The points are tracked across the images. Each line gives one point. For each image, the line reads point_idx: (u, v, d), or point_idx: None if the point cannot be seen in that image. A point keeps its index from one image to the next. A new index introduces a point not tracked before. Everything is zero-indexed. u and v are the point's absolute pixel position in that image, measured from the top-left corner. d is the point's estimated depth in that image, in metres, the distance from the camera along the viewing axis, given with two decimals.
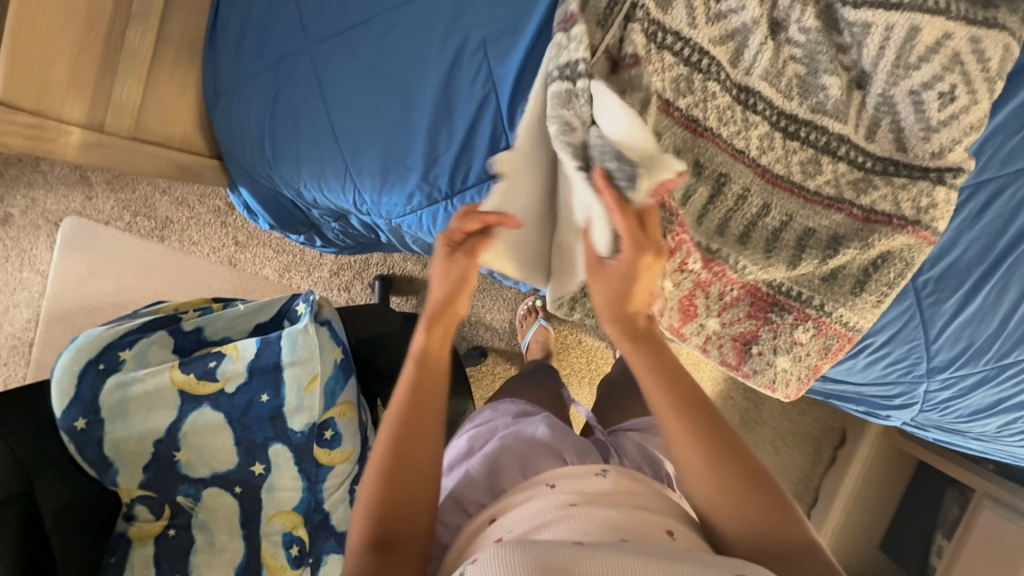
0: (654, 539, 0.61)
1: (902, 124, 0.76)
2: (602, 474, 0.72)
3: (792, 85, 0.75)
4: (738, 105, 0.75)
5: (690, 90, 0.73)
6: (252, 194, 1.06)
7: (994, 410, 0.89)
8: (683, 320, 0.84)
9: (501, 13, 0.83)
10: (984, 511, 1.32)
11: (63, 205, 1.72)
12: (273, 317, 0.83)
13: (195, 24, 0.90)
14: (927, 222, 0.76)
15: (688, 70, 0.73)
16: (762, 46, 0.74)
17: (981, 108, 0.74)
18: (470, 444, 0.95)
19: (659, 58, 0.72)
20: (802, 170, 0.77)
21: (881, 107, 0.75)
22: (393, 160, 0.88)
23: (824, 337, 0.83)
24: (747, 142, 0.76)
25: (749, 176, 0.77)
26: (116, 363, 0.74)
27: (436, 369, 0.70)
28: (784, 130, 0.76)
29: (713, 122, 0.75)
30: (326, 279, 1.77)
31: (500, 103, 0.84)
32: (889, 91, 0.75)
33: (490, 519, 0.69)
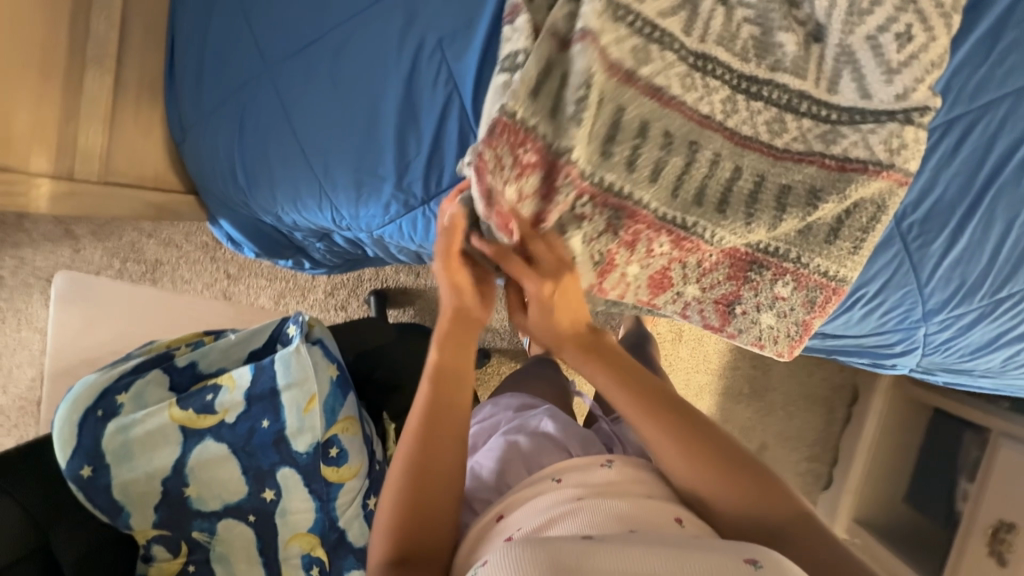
0: (664, 528, 0.63)
1: (864, 71, 0.75)
2: (607, 465, 0.72)
3: (748, 47, 0.77)
4: (695, 73, 0.76)
5: (649, 60, 0.73)
6: (233, 224, 1.06)
7: (996, 345, 0.89)
8: (654, 292, 0.86)
9: (453, 12, 0.83)
10: (1001, 448, 1.32)
11: (52, 261, 1.73)
12: (266, 342, 0.83)
13: (154, 63, 0.90)
14: (900, 164, 0.75)
15: (644, 40, 0.73)
16: (714, 9, 0.77)
17: (940, 44, 0.73)
18: (474, 440, 0.97)
19: (614, 30, 0.72)
20: (768, 129, 0.77)
21: (840, 57, 0.76)
22: (365, 173, 0.89)
23: (807, 290, 0.83)
24: (711, 108, 0.76)
25: (718, 141, 0.77)
26: (114, 408, 0.74)
27: (458, 383, 0.73)
28: (745, 91, 0.77)
29: (676, 89, 0.75)
30: (321, 300, 1.77)
31: (463, 103, 0.85)
32: (846, 41, 0.75)
33: (498, 516, 0.68)
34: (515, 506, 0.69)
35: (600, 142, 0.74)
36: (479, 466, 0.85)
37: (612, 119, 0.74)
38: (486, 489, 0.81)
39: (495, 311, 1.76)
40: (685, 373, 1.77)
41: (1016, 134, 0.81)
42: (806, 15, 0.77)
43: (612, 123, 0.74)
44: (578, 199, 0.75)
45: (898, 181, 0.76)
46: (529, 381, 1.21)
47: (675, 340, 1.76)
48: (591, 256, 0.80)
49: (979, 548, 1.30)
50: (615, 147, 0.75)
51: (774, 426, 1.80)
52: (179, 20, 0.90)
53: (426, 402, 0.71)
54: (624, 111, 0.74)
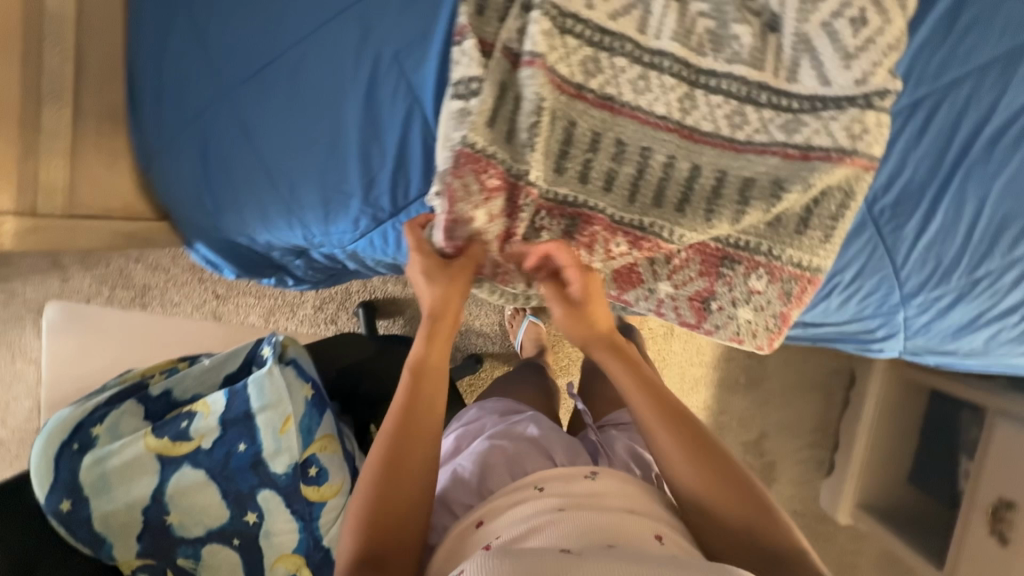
0: (644, 545, 0.64)
1: (822, 58, 0.75)
2: (591, 477, 0.74)
3: (704, 41, 0.78)
4: (650, 72, 0.78)
5: (599, 70, 0.78)
6: (210, 248, 1.06)
7: (977, 324, 0.87)
8: (622, 288, 0.86)
9: (408, 24, 0.83)
10: (997, 427, 1.30)
11: (42, 292, 1.73)
12: (242, 365, 0.83)
13: (114, 91, 0.90)
14: (863, 150, 0.75)
15: (594, 50, 0.77)
16: (666, 7, 0.77)
17: (897, 26, 0.73)
18: (458, 442, 0.95)
19: (563, 43, 0.76)
20: (729, 123, 0.78)
21: (797, 45, 0.75)
22: (331, 191, 0.89)
23: (781, 282, 0.81)
24: (667, 107, 0.78)
25: (672, 142, 0.78)
26: (90, 440, 0.74)
27: (437, 378, 0.73)
28: (703, 86, 0.78)
29: (628, 95, 0.78)
30: (311, 315, 1.77)
31: (425, 114, 0.85)
32: (802, 28, 0.74)
33: (478, 521, 0.71)
34: (495, 514, 0.71)
35: (555, 154, 0.79)
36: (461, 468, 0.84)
37: (564, 134, 0.78)
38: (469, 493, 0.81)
39: (485, 315, 1.76)
40: (679, 367, 1.77)
41: (981, 112, 0.81)
42: (760, 5, 0.77)
43: (565, 136, 0.79)
44: (535, 214, 0.80)
45: (863, 166, 0.76)
46: (518, 386, 1.21)
47: (667, 335, 1.75)
48: (554, 264, 0.82)
49: (981, 528, 1.29)
50: (568, 161, 0.79)
51: (772, 415, 1.79)
52: (135, 47, 0.89)
53: (402, 401, 0.71)
54: (575, 124, 0.78)
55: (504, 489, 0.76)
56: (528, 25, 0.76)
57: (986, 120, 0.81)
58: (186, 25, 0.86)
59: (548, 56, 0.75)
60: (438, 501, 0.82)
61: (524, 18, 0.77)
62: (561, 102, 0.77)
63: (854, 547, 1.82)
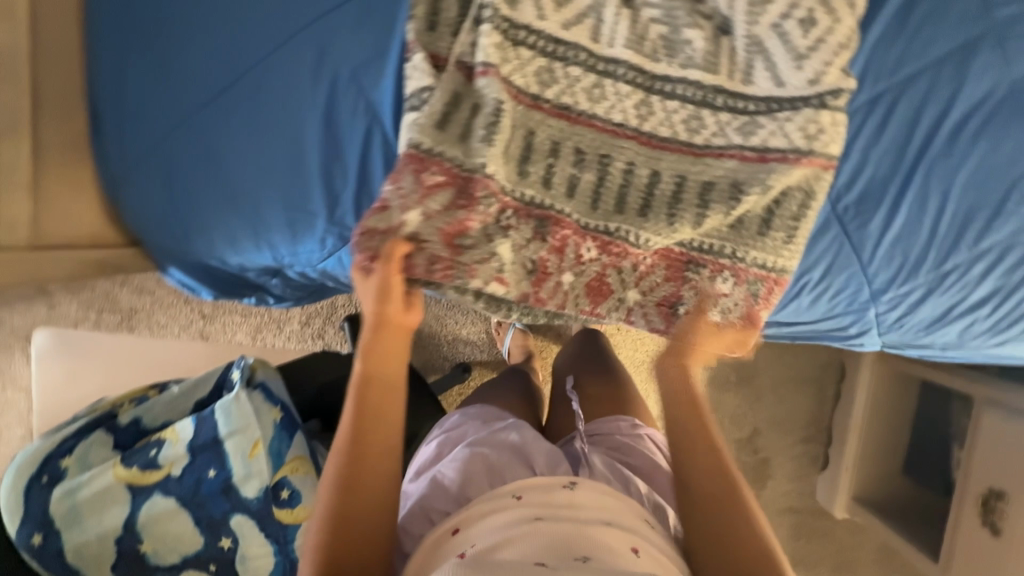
0: (619, 556, 0.65)
1: (775, 60, 0.75)
2: (570, 487, 0.75)
3: (657, 47, 0.77)
4: (604, 80, 0.77)
5: (554, 79, 0.77)
6: (184, 272, 1.06)
7: (948, 318, 0.87)
8: (594, 302, 0.85)
9: (363, 44, 0.83)
10: (985, 417, 1.29)
11: (30, 319, 1.74)
12: (212, 390, 0.83)
13: (75, 121, 0.90)
14: (820, 149, 0.75)
15: (548, 61, 0.76)
16: (618, 13, 0.77)
17: (846, 25, 0.73)
18: (438, 450, 0.94)
19: (516, 55, 0.76)
20: (686, 128, 0.78)
21: (750, 47, 0.75)
22: (297, 212, 0.89)
23: (747, 283, 0.82)
24: (624, 114, 0.78)
25: (631, 149, 0.78)
26: (59, 473, 0.74)
27: (384, 388, 0.70)
28: (659, 92, 0.77)
29: (584, 103, 0.78)
30: (298, 331, 1.78)
31: (385, 131, 0.86)
32: (753, 31, 0.74)
33: (453, 529, 0.72)
34: (471, 521, 0.72)
35: (515, 162, 0.78)
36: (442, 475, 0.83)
37: (524, 142, 0.78)
38: (446, 501, 0.80)
39: (471, 324, 1.75)
40: None
41: (940, 106, 0.80)
42: (711, 9, 0.76)
43: (524, 145, 0.78)
44: (501, 212, 0.78)
45: (820, 166, 0.76)
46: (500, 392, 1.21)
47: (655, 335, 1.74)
48: (524, 264, 0.80)
49: (973, 519, 1.28)
50: (530, 166, 0.79)
51: (764, 412, 1.78)
52: (94, 77, 0.89)
53: (351, 414, 0.69)
54: (534, 133, 0.78)
55: (482, 496, 0.76)
56: (478, 38, 0.75)
57: (945, 114, 0.80)
58: (143, 53, 0.86)
59: (501, 68, 0.75)
60: (413, 506, 0.80)
61: (475, 32, 0.76)
62: (518, 113, 0.77)
63: (853, 541, 1.81)
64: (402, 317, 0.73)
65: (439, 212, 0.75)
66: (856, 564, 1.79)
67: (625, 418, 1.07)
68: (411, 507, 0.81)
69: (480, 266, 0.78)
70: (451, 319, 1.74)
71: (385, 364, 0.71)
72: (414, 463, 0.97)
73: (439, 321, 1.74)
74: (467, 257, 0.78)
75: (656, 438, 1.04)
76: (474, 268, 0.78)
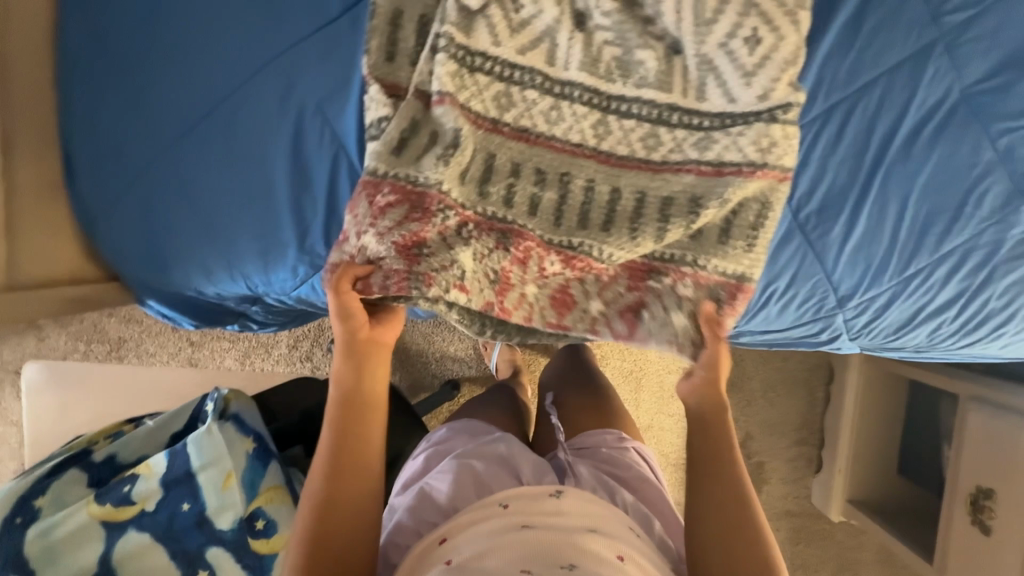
0: (604, 564, 0.66)
1: (725, 76, 0.77)
2: (557, 495, 0.76)
3: (612, 68, 0.79)
4: (561, 102, 0.79)
5: (511, 103, 0.79)
6: (163, 304, 1.06)
7: (915, 322, 0.88)
8: (560, 313, 0.83)
9: (326, 76, 0.84)
10: (972, 415, 1.26)
11: (19, 353, 1.74)
12: (187, 422, 0.84)
13: (46, 162, 0.92)
14: (774, 162, 0.77)
15: (505, 85, 0.78)
16: (571, 37, 0.78)
17: (791, 41, 0.74)
18: (426, 462, 0.94)
19: (473, 81, 0.77)
20: (643, 145, 0.79)
21: (701, 66, 0.77)
22: (269, 241, 0.90)
23: (708, 287, 0.81)
24: (582, 134, 0.79)
25: (591, 167, 0.80)
26: (33, 513, 0.74)
27: (360, 406, 0.71)
28: (615, 111, 0.79)
29: (542, 126, 0.79)
30: (286, 354, 1.78)
31: (351, 159, 0.87)
32: (702, 50, 0.76)
33: (440, 539, 0.72)
34: (458, 531, 0.73)
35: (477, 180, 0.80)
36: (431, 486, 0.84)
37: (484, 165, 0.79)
38: (433, 512, 0.80)
39: (459, 340, 1.76)
40: (657, 376, 1.76)
41: (893, 112, 0.81)
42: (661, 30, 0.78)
43: (485, 167, 0.80)
44: (462, 225, 0.77)
45: (777, 178, 0.78)
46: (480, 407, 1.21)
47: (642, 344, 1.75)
48: (486, 274, 0.79)
49: (963, 518, 1.27)
50: (490, 187, 0.80)
51: (757, 416, 1.78)
52: (65, 117, 0.91)
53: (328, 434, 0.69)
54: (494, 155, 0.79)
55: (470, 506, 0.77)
56: (435, 66, 0.76)
57: (899, 121, 0.81)
58: (111, 92, 0.88)
59: (457, 95, 0.76)
60: (401, 517, 0.80)
61: (432, 59, 0.77)
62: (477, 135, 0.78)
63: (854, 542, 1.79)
64: (372, 335, 0.73)
65: (391, 228, 0.74)
66: (859, 566, 1.77)
67: (611, 432, 1.06)
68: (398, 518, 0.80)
69: (438, 275, 0.75)
70: (439, 337, 1.75)
71: (361, 384, 0.72)
72: (402, 476, 0.97)
73: (426, 339, 1.75)
74: (425, 268, 0.74)
75: (642, 451, 1.04)
76: (432, 275, 0.74)
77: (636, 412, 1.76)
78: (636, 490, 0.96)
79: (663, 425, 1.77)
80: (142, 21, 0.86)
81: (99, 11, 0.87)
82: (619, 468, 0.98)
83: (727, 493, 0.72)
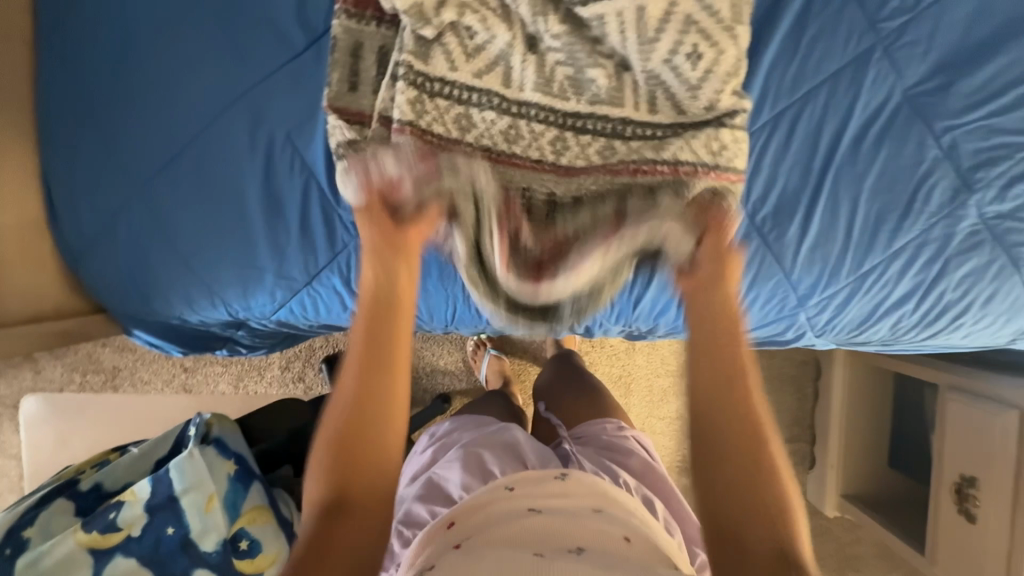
0: (612, 547, 0.65)
1: (672, 90, 0.81)
2: (562, 477, 0.76)
3: (566, 87, 0.82)
4: (518, 121, 0.82)
5: (471, 124, 0.82)
6: (149, 333, 1.09)
7: (876, 317, 0.90)
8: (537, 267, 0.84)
9: (294, 108, 0.88)
10: (951, 404, 1.28)
11: (16, 387, 1.75)
12: (172, 448, 0.86)
13: (29, 202, 0.95)
14: (724, 165, 0.80)
15: (464, 108, 0.82)
16: (523, 62, 0.81)
17: (730, 55, 0.78)
18: (433, 453, 0.96)
19: (433, 106, 0.80)
20: (600, 155, 0.83)
21: (650, 81, 0.81)
22: (246, 268, 0.93)
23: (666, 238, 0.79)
24: (540, 150, 0.83)
25: (548, 179, 0.83)
26: (21, 543, 0.76)
27: (392, 306, 0.67)
28: (571, 127, 0.82)
29: (501, 143, 0.83)
30: (279, 376, 1.80)
31: (321, 186, 0.90)
32: (649, 67, 0.79)
33: (449, 523, 0.73)
34: (466, 515, 0.73)
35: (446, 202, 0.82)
36: (440, 477, 0.86)
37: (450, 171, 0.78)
38: (441, 499, 0.83)
39: (448, 353, 1.78)
40: (646, 380, 1.77)
41: (839, 115, 0.84)
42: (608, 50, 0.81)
43: None
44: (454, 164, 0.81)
45: (728, 179, 0.80)
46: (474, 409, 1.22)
47: (630, 349, 1.76)
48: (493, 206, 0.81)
49: (950, 507, 1.27)
50: None
51: None
52: (47, 159, 0.94)
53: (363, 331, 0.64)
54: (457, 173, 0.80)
55: (477, 490, 0.78)
56: (395, 94, 0.81)
57: (845, 124, 0.84)
58: (90, 133, 0.91)
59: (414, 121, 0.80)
60: (412, 506, 0.84)
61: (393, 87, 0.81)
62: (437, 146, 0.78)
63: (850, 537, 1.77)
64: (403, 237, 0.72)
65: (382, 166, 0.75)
66: (859, 560, 1.76)
67: (612, 421, 1.08)
68: (408, 506, 0.84)
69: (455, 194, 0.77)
70: (428, 351, 1.77)
71: (392, 285, 0.68)
72: (410, 470, 0.99)
73: (416, 353, 1.77)
74: (444, 182, 0.76)
75: (642, 439, 1.06)
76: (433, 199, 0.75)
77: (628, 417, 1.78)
78: (641, 476, 0.98)
79: (655, 428, 1.78)
80: (116, 64, 0.90)
81: (73, 56, 0.91)
82: (618, 453, 1.00)
83: (732, 402, 0.62)
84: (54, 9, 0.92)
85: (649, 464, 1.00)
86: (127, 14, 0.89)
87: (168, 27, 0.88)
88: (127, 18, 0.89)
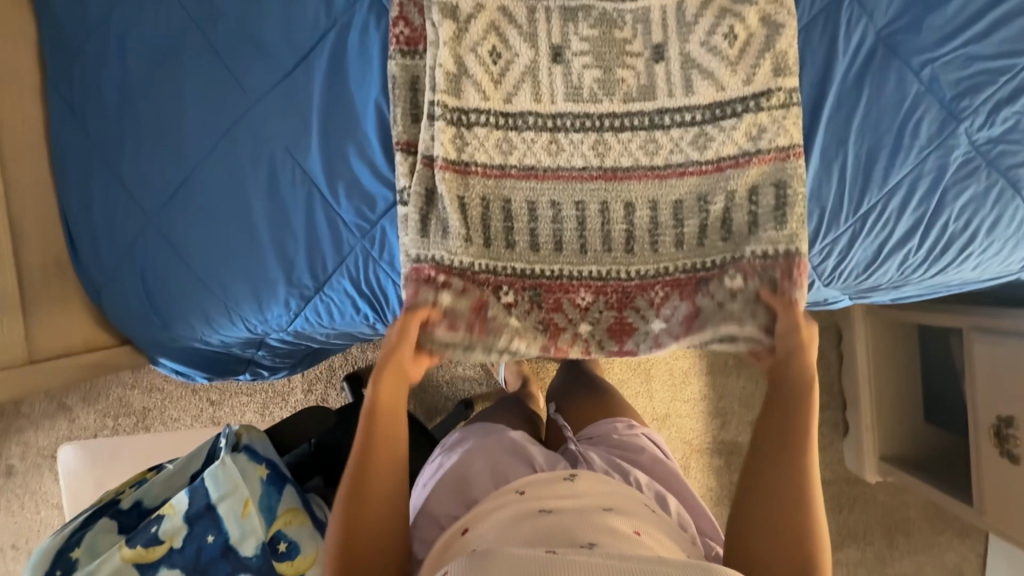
0: (625, 540, 0.70)
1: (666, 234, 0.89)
2: (570, 478, 0.82)
3: (589, 235, 0.89)
4: (557, 134, 0.87)
5: (513, 147, 0.88)
6: (174, 359, 1.12)
7: (882, 257, 0.90)
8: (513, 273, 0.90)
9: (289, 124, 0.92)
10: (977, 344, 1.25)
11: (52, 438, 1.76)
12: (205, 461, 0.88)
13: (52, 243, 1.00)
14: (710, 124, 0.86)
15: (504, 131, 0.88)
16: (551, 71, 0.87)
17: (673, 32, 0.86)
18: (437, 461, 0.99)
19: (478, 136, 0.87)
20: (604, 240, 0.89)
21: (652, 228, 0.89)
22: (259, 282, 0.96)
23: (602, 295, 0.91)
24: (583, 158, 0.88)
25: (598, 189, 0.88)
26: (71, 564, 0.79)
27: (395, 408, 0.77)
28: (563, 129, 0.87)
29: (545, 160, 0.88)
30: (303, 399, 1.81)
31: (323, 194, 0.93)
32: (655, 217, 0.89)
33: (462, 529, 0.78)
34: (479, 520, 0.78)
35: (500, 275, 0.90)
36: (451, 483, 0.89)
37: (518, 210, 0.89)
38: (453, 505, 0.86)
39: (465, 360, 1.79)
40: (665, 364, 1.76)
41: (818, 64, 0.86)
42: (639, 47, 0.87)
43: (505, 213, 0.89)
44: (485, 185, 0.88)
45: (775, 159, 0.85)
46: (496, 413, 1.20)
47: None
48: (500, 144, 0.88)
49: (991, 449, 1.24)
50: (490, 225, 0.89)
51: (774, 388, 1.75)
52: (66, 201, 0.99)
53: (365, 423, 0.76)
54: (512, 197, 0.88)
55: (490, 496, 0.82)
56: (434, 133, 0.86)
57: (828, 72, 0.85)
58: (104, 168, 0.97)
59: (454, 157, 0.87)
60: (424, 514, 0.87)
61: (431, 126, 0.87)
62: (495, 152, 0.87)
63: (897, 501, 1.62)
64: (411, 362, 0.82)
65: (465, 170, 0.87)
66: (908, 525, 1.61)
67: (621, 420, 1.10)
68: (421, 515, 0.88)
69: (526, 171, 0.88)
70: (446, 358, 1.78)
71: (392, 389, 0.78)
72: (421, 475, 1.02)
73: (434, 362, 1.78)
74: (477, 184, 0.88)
75: (653, 436, 1.07)
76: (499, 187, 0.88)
77: (652, 404, 1.76)
78: (652, 472, 1.00)
79: (680, 411, 1.76)
80: (123, 104, 0.95)
81: (83, 103, 0.97)
82: (629, 451, 1.02)
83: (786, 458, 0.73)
84: (60, 62, 0.97)
85: (658, 458, 1.01)
86: (128, 58, 0.94)
87: (167, 65, 0.93)
88: (127, 61, 0.94)
